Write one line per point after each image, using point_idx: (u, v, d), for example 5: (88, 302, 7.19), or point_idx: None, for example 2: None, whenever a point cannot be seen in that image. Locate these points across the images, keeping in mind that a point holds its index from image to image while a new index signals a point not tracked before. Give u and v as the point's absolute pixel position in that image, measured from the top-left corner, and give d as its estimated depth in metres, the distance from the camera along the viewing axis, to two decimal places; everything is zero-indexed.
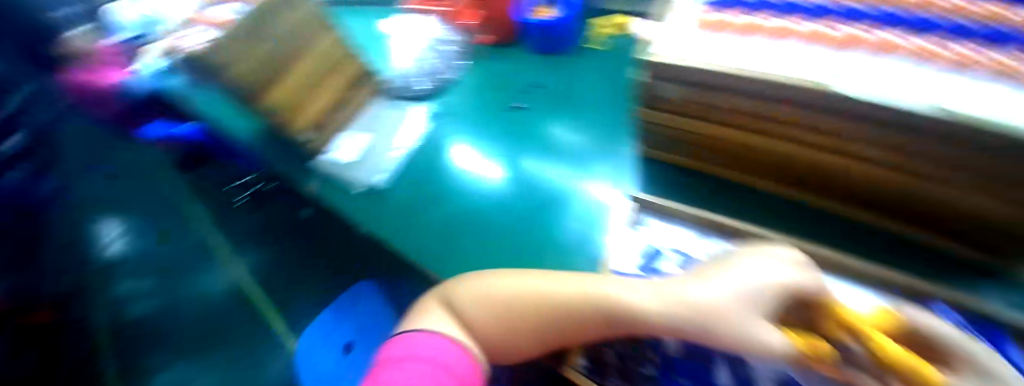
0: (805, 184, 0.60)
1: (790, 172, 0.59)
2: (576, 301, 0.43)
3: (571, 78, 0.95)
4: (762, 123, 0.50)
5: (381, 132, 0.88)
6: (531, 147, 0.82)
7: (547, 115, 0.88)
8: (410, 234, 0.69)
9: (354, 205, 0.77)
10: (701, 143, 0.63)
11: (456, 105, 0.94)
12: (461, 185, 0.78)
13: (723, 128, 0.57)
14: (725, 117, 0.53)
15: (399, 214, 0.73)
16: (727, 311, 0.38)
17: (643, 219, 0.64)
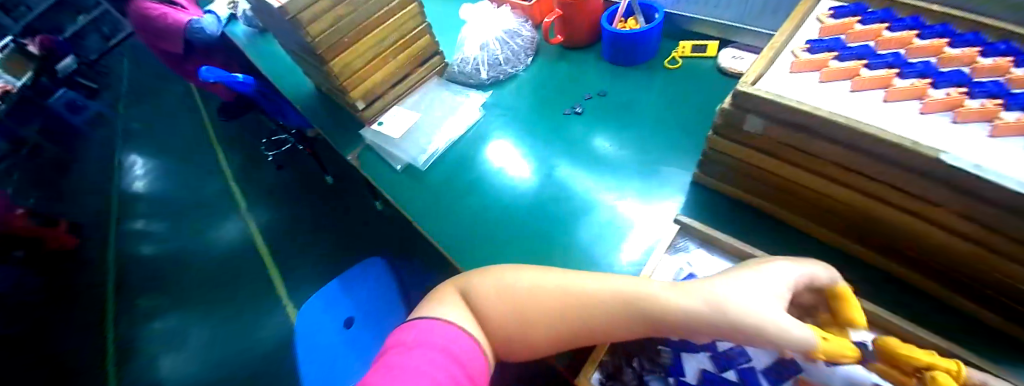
0: (885, 250, 0.50)
1: (878, 241, 0.49)
2: (595, 297, 0.41)
3: (638, 87, 0.86)
4: (862, 182, 0.42)
5: (429, 114, 0.90)
6: (575, 155, 0.78)
7: (602, 126, 0.82)
8: (438, 214, 0.73)
9: (389, 179, 0.80)
10: (768, 181, 0.55)
11: (507, 99, 0.92)
12: (497, 179, 0.77)
13: (797, 173, 0.50)
14: (821, 164, 0.45)
15: (428, 197, 0.76)
16: (742, 302, 0.34)
17: (683, 245, 0.57)
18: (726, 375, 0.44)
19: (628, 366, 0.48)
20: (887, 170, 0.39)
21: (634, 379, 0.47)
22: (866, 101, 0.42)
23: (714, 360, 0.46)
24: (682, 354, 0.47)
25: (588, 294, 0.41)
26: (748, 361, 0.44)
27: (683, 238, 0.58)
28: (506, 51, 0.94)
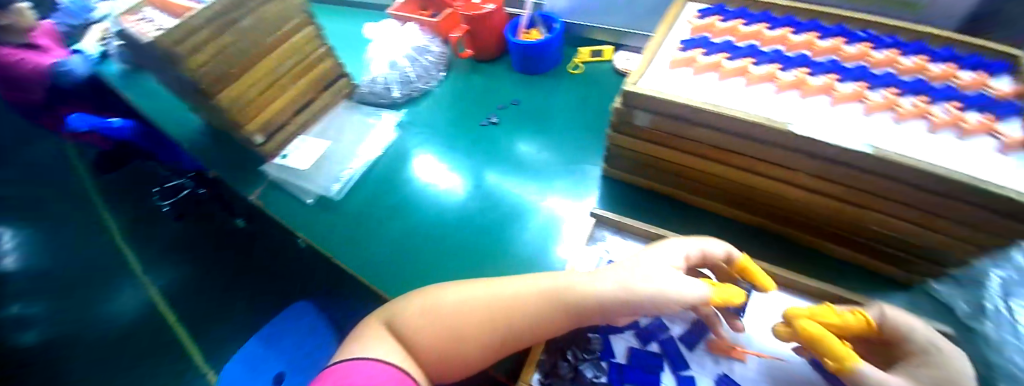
0: (756, 210, 0.59)
1: (752, 201, 0.58)
2: (530, 297, 0.41)
3: (547, 93, 0.90)
4: (731, 146, 0.49)
5: (349, 139, 0.86)
6: (499, 162, 0.80)
7: (522, 130, 0.85)
8: (361, 244, 0.68)
9: (306, 216, 0.73)
10: (665, 169, 0.62)
11: (421, 116, 0.90)
12: (425, 198, 0.74)
13: (686, 157, 0.57)
14: (699, 142, 0.52)
15: (354, 227, 0.71)
16: (650, 276, 0.39)
17: (601, 234, 0.60)
18: (648, 346, 0.47)
19: (564, 361, 0.45)
20: (748, 146, 0.47)
21: (572, 374, 0.43)
22: (733, 88, 0.50)
23: (636, 335, 0.48)
24: (611, 336, 0.48)
25: (518, 296, 0.41)
26: (665, 330, 0.47)
27: (600, 229, 0.61)
28: (418, 68, 0.93)
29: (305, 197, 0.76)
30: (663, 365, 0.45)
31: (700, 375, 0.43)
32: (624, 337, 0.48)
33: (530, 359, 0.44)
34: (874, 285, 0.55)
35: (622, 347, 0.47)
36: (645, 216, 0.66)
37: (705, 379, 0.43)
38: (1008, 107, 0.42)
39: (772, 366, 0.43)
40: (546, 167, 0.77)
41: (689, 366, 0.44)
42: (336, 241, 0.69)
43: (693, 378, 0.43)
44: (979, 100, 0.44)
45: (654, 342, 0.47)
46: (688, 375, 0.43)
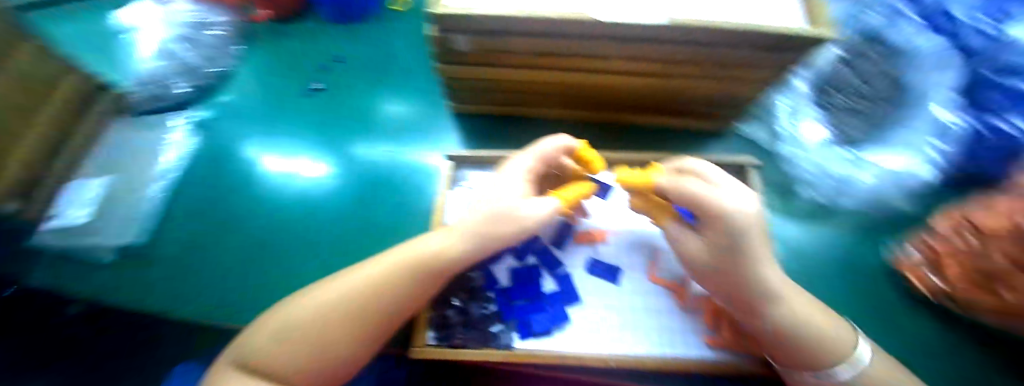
0: (605, 107, 0.54)
1: (609, 99, 0.51)
2: (403, 268, 0.35)
3: (352, 43, 0.74)
4: (653, 70, 0.39)
5: (275, 48, 0.74)
6: (340, 130, 0.65)
7: (354, 85, 0.70)
8: (202, 279, 0.54)
9: (155, 239, 0.59)
10: (569, 97, 0.51)
11: (257, 56, 0.74)
12: (269, 190, 0.61)
13: (609, 89, 0.46)
14: (603, 68, 0.40)
15: (198, 261, 0.56)
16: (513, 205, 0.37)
17: (464, 174, 0.48)
18: (526, 261, 0.46)
19: (451, 308, 0.42)
20: (692, 71, 0.38)
21: (459, 319, 0.41)
22: None
23: (514, 253, 0.46)
24: (489, 267, 0.45)
25: (388, 277, 0.35)
26: (536, 241, 0.46)
27: (463, 171, 0.49)
28: None
29: (138, 245, 0.58)
30: (541, 272, 0.45)
31: (576, 268, 0.45)
32: (504, 260, 0.46)
33: (419, 321, 0.40)
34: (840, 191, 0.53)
35: (505, 270, 0.45)
36: (511, 136, 0.60)
37: (579, 268, 0.45)
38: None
39: (674, 295, 0.41)
40: (404, 125, 0.64)
41: (563, 250, 0.46)
42: (276, 177, 0.62)
43: (573, 276, 0.44)
44: (995, 101, 0.44)
45: (532, 253, 0.46)
46: (565, 273, 0.44)
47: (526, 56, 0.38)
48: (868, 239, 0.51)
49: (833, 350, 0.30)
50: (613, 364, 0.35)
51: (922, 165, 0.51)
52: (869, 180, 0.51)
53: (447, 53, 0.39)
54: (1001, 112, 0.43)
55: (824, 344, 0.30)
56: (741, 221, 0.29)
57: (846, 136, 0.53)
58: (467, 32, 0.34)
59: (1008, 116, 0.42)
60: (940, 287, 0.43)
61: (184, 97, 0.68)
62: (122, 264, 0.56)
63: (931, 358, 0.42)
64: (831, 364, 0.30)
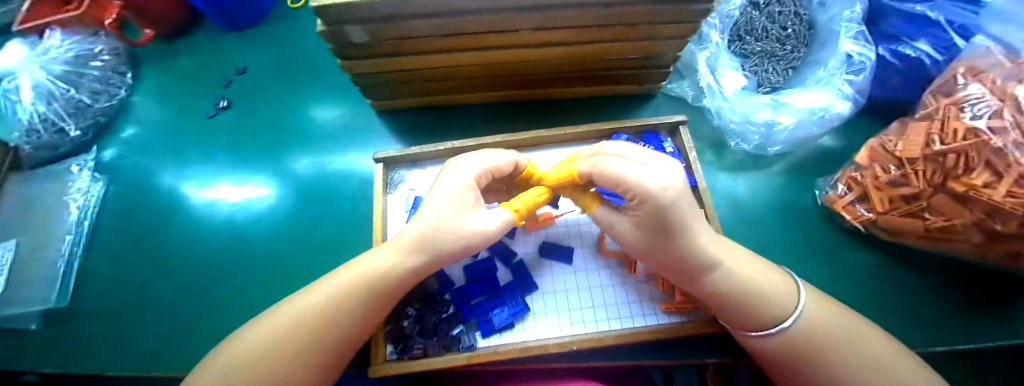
0: (540, 86, 0.52)
1: (542, 77, 0.48)
2: (338, 290, 0.32)
3: (252, 47, 0.66)
4: (575, 39, 0.37)
5: (174, 69, 0.67)
6: (264, 146, 0.59)
7: (273, 92, 0.62)
8: (146, 331, 0.50)
9: (83, 295, 0.53)
10: (495, 81, 0.49)
11: (151, 91, 0.67)
12: (208, 222, 0.57)
13: (530, 66, 0.44)
14: (522, 42, 0.38)
15: (142, 312, 0.52)
16: (452, 223, 0.32)
17: (399, 176, 0.46)
18: (479, 256, 0.43)
19: (407, 320, 0.40)
20: (600, 35, 0.37)
21: (418, 328, 0.39)
22: None
23: None
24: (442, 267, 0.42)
25: (333, 303, 0.31)
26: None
27: (398, 172, 0.46)
28: None
29: (65, 305, 0.53)
30: (496, 264, 0.42)
31: (527, 254, 0.42)
32: None
33: (375, 336, 0.37)
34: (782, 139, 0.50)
35: (457, 268, 0.43)
36: (451, 128, 0.57)
37: (531, 254, 0.42)
38: (939, 28, 0.44)
39: (625, 268, 0.40)
40: (334, 132, 0.59)
41: (514, 238, 0.43)
42: (198, 209, 0.58)
43: (525, 262, 0.42)
44: (900, 29, 0.48)
45: (482, 248, 0.43)
46: (517, 262, 0.42)
47: (436, 39, 0.36)
48: (801, 180, 0.51)
49: (776, 305, 0.31)
50: (574, 346, 0.35)
51: (840, 100, 0.45)
52: (787, 127, 0.48)
53: (354, 45, 0.37)
54: (907, 39, 0.47)
55: (767, 301, 0.31)
56: (669, 197, 0.26)
57: (769, 82, 0.53)
58: (356, 22, 0.32)
59: (914, 41, 0.46)
60: (866, 214, 0.44)
61: (83, 139, 0.62)
62: (48, 328, 0.51)
63: (869, 285, 0.45)
64: (776, 320, 0.31)
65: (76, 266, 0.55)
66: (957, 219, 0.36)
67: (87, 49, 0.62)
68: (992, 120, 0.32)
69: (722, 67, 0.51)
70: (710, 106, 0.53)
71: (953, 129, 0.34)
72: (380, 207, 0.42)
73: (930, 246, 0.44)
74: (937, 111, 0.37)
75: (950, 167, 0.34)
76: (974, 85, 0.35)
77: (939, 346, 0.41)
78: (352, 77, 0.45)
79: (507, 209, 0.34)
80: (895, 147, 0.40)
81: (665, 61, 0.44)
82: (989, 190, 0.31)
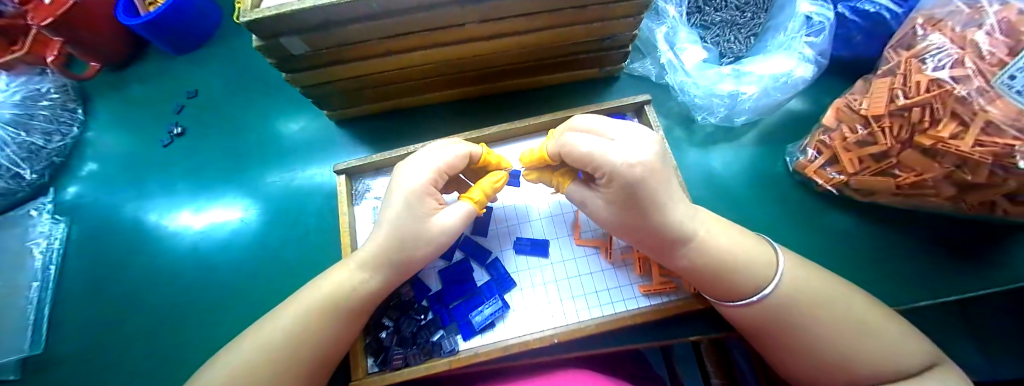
0: (506, 79, 0.50)
1: (507, 69, 0.47)
2: (299, 315, 0.30)
3: (203, 70, 0.63)
4: (529, 27, 0.36)
5: (126, 100, 0.64)
6: (227, 168, 0.57)
7: (228, 113, 0.60)
8: (130, 371, 0.49)
9: (59, 341, 0.52)
10: (450, 78, 0.47)
11: (106, 124, 0.64)
12: (178, 252, 0.55)
13: (483, 59, 0.43)
14: (472, 36, 0.36)
15: (122, 353, 0.50)
16: (417, 227, 0.30)
17: (364, 185, 0.44)
18: (454, 259, 0.42)
19: (384, 331, 0.39)
20: (550, 20, 0.35)
21: (396, 339, 0.38)
22: None
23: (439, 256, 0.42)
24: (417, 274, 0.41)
25: (302, 324, 0.29)
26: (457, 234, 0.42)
27: (362, 181, 0.45)
28: None
29: (42, 353, 0.51)
30: (471, 265, 0.41)
31: (503, 251, 0.41)
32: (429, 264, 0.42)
33: (354, 353, 0.36)
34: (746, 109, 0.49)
35: (433, 274, 0.41)
36: (420, 130, 0.55)
37: (506, 251, 0.41)
38: None
39: (603, 253, 0.40)
40: (298, 148, 0.57)
41: (488, 237, 0.42)
42: (165, 241, 0.56)
43: (501, 261, 0.40)
44: None
45: (456, 250, 0.42)
46: (492, 260, 0.40)
47: (378, 43, 0.35)
48: (773, 149, 0.51)
49: (753, 274, 0.30)
50: (556, 340, 0.34)
51: (802, 63, 0.45)
52: (753, 96, 0.47)
53: (293, 58, 0.35)
54: None
55: (745, 269, 0.30)
56: (639, 172, 0.26)
57: (731, 52, 0.53)
58: (292, 33, 0.30)
59: None
60: (837, 177, 0.44)
61: (39, 181, 0.59)
62: (33, 377, 0.50)
63: (845, 245, 0.46)
64: (757, 287, 0.30)
65: (46, 313, 0.53)
66: (927, 174, 0.36)
67: (34, 89, 0.57)
68: (954, 70, 0.30)
69: (681, 42, 0.49)
70: (673, 82, 0.52)
71: (916, 82, 0.34)
72: (345, 220, 0.40)
73: (906, 204, 0.44)
74: (898, 66, 0.37)
75: (915, 121, 0.34)
76: (935, 34, 0.34)
77: (922, 302, 0.42)
78: (302, 91, 0.43)
79: (467, 201, 0.33)
80: (860, 106, 0.39)
81: (623, 41, 0.43)
82: (956, 141, 0.31)
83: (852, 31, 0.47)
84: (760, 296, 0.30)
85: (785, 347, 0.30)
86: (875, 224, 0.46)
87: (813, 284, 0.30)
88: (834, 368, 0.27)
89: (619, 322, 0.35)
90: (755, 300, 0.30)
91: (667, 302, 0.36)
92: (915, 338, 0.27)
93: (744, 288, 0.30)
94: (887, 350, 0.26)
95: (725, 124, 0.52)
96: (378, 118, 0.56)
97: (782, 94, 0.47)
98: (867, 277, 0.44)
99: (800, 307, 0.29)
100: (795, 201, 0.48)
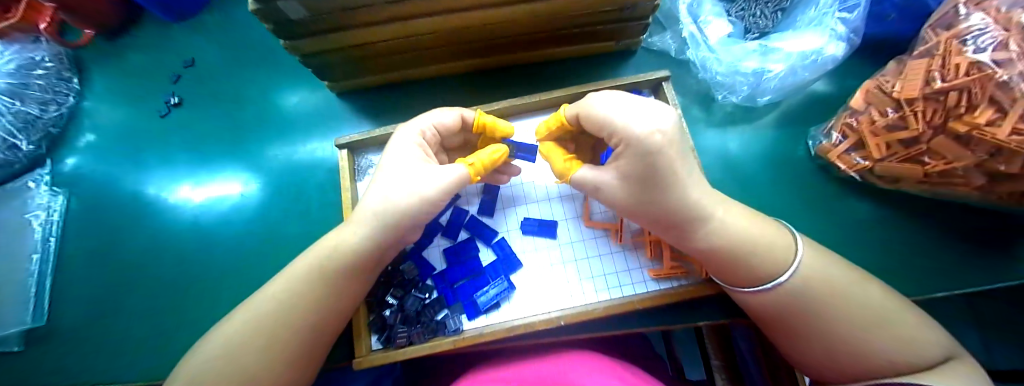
0: (520, 51, 0.48)
1: (519, 40, 0.45)
2: (301, 292, 0.29)
3: (197, 41, 0.61)
4: None
5: (122, 71, 0.62)
6: (228, 142, 0.56)
7: (226, 84, 0.58)
8: (133, 344, 0.49)
9: (60, 313, 0.51)
10: (460, 48, 0.45)
11: (103, 95, 0.62)
12: (177, 226, 0.54)
13: (495, 28, 0.40)
14: (484, 2, 0.34)
15: (124, 327, 0.50)
16: (407, 176, 0.30)
17: (366, 161, 0.43)
18: (459, 238, 0.41)
19: (388, 309, 0.37)
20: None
21: (400, 317, 0.36)
22: None
23: (444, 234, 0.41)
24: (420, 253, 0.40)
25: (304, 294, 0.29)
26: (463, 213, 0.41)
27: (365, 157, 0.43)
28: None
29: (43, 324, 0.51)
30: (477, 245, 0.40)
31: (509, 231, 0.40)
32: (434, 242, 0.41)
33: (356, 326, 0.36)
34: (769, 91, 0.47)
35: (438, 252, 0.40)
36: (427, 105, 0.53)
37: (513, 231, 0.40)
38: None
39: (613, 237, 0.38)
40: (300, 123, 0.55)
41: (494, 217, 0.41)
42: (164, 215, 0.55)
43: (507, 241, 0.39)
44: None
45: (462, 229, 0.41)
46: (497, 240, 0.39)
47: (383, 7, 0.32)
48: (793, 132, 0.49)
49: (773, 256, 0.29)
50: (562, 322, 0.33)
51: (833, 41, 0.42)
52: (779, 74, 0.45)
53: (293, 22, 0.33)
54: None
55: (761, 254, 0.29)
56: (658, 141, 0.24)
57: (756, 27, 0.50)
58: None
59: None
60: (861, 163, 0.42)
61: (36, 152, 0.58)
62: (37, 347, 0.50)
63: (863, 234, 0.45)
64: (773, 274, 0.29)
65: (47, 284, 0.52)
66: (958, 162, 0.34)
67: (28, 58, 0.55)
68: (997, 53, 0.28)
69: (706, 15, 0.47)
70: (694, 58, 0.49)
71: (955, 64, 0.31)
72: (348, 196, 0.39)
73: (930, 193, 0.42)
74: (937, 46, 0.34)
75: (952, 106, 0.32)
76: (976, 14, 0.32)
77: (935, 293, 0.41)
78: (302, 60, 0.41)
79: (462, 164, 0.31)
80: (893, 89, 0.37)
81: (644, 12, 0.40)
82: (992, 128, 0.29)
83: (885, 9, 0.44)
84: (775, 283, 0.28)
85: (808, 342, 0.28)
86: (895, 214, 0.45)
87: (831, 269, 0.28)
88: (854, 359, 0.26)
89: (628, 306, 0.34)
90: (768, 287, 0.29)
91: (677, 288, 0.35)
92: (932, 329, 0.27)
93: (757, 275, 0.29)
94: (902, 341, 0.25)
95: (746, 104, 0.50)
96: (382, 94, 0.54)
97: (809, 74, 0.45)
98: (884, 268, 0.43)
99: (822, 296, 0.27)
100: (813, 188, 0.47)
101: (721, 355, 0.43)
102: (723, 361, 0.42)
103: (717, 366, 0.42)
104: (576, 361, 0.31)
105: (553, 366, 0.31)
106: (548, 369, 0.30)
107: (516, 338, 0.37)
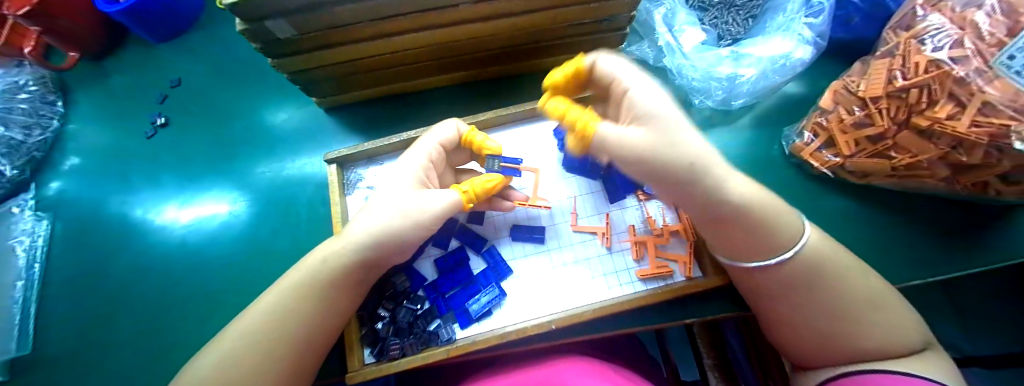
0: (504, 63, 0.50)
1: (503, 52, 0.46)
2: (291, 306, 0.29)
3: (183, 60, 0.61)
4: (525, 8, 0.35)
5: (108, 93, 0.62)
6: (216, 160, 0.56)
7: (213, 102, 0.58)
8: (123, 368, 0.49)
9: (47, 339, 0.50)
10: (446, 62, 0.46)
11: (89, 117, 0.62)
12: (166, 246, 0.53)
13: (478, 42, 0.42)
14: (467, 17, 0.35)
15: (114, 350, 0.49)
16: (403, 197, 0.31)
17: (355, 174, 0.43)
18: (450, 247, 0.41)
19: (381, 321, 0.38)
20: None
21: (392, 329, 0.37)
22: None
23: (434, 245, 0.41)
24: (412, 264, 0.41)
25: (294, 309, 0.29)
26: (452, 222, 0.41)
27: (352, 171, 0.43)
28: None
29: (29, 353, 0.50)
30: (468, 254, 0.40)
31: (498, 239, 0.41)
32: (425, 253, 0.41)
33: (348, 340, 0.36)
34: (746, 93, 0.49)
35: (428, 263, 0.41)
36: (415, 117, 0.54)
37: (502, 239, 0.41)
38: None
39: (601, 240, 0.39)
40: (289, 139, 0.55)
41: (483, 224, 0.42)
42: (152, 235, 0.54)
43: (497, 248, 0.40)
44: None
45: (452, 238, 0.41)
46: (485, 249, 0.40)
47: (367, 25, 0.33)
48: (769, 132, 0.51)
49: (779, 236, 0.27)
50: (553, 326, 0.33)
51: (801, 45, 0.44)
52: (751, 78, 0.46)
53: (280, 42, 0.33)
54: None
55: (775, 233, 0.27)
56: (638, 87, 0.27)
57: (729, 34, 0.52)
58: (276, 16, 0.28)
59: None
60: (833, 159, 0.44)
61: (20, 177, 0.57)
62: (22, 377, 0.49)
63: (841, 227, 0.46)
64: (775, 250, 0.28)
65: (33, 311, 0.51)
66: (923, 155, 0.36)
67: (11, 82, 0.56)
68: (953, 51, 0.30)
69: (680, 23, 0.49)
70: (671, 65, 0.51)
71: (915, 63, 0.33)
72: (338, 209, 0.39)
73: (902, 186, 0.44)
74: (898, 46, 0.36)
75: (913, 102, 0.34)
76: (935, 14, 0.33)
77: (915, 281, 0.43)
78: (290, 77, 0.42)
79: (455, 190, 0.33)
80: (858, 88, 0.39)
81: (622, 22, 0.42)
82: (953, 122, 0.31)
83: (849, 14, 0.47)
84: (761, 264, 0.29)
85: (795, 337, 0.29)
86: (871, 207, 0.47)
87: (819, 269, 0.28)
88: (840, 354, 0.27)
89: (616, 307, 0.35)
90: (755, 267, 0.29)
91: (660, 288, 0.36)
92: (918, 325, 0.27)
93: (758, 250, 0.28)
94: (883, 337, 0.26)
95: (722, 107, 0.52)
96: (371, 107, 0.55)
97: (777, 77, 0.46)
98: (865, 259, 0.44)
99: (798, 292, 0.28)
100: (793, 185, 0.48)
101: (713, 354, 0.44)
102: (715, 360, 0.44)
103: (709, 364, 0.43)
104: (565, 369, 0.31)
105: (544, 374, 0.31)
106: (539, 377, 0.31)
107: (510, 344, 0.37)
